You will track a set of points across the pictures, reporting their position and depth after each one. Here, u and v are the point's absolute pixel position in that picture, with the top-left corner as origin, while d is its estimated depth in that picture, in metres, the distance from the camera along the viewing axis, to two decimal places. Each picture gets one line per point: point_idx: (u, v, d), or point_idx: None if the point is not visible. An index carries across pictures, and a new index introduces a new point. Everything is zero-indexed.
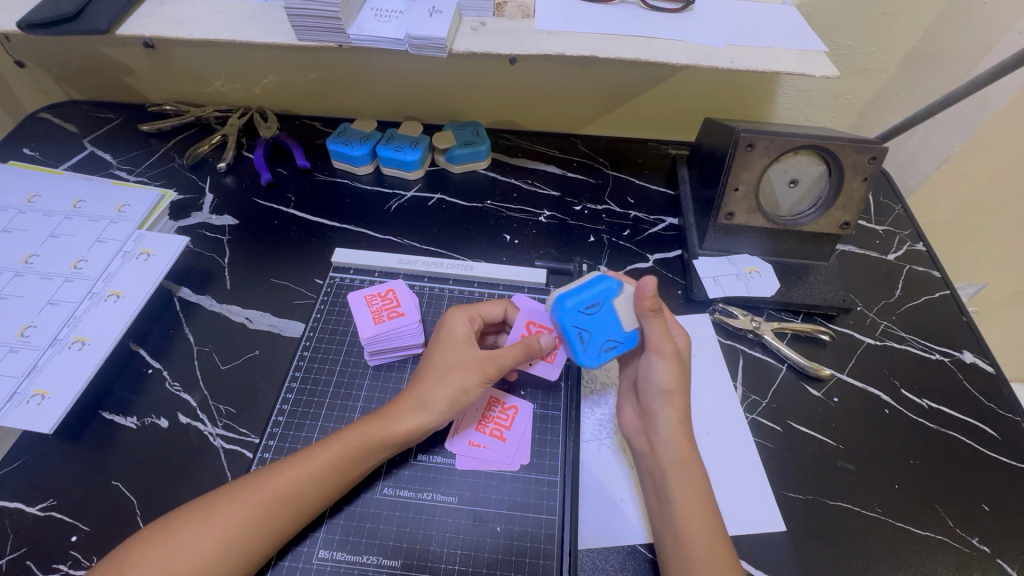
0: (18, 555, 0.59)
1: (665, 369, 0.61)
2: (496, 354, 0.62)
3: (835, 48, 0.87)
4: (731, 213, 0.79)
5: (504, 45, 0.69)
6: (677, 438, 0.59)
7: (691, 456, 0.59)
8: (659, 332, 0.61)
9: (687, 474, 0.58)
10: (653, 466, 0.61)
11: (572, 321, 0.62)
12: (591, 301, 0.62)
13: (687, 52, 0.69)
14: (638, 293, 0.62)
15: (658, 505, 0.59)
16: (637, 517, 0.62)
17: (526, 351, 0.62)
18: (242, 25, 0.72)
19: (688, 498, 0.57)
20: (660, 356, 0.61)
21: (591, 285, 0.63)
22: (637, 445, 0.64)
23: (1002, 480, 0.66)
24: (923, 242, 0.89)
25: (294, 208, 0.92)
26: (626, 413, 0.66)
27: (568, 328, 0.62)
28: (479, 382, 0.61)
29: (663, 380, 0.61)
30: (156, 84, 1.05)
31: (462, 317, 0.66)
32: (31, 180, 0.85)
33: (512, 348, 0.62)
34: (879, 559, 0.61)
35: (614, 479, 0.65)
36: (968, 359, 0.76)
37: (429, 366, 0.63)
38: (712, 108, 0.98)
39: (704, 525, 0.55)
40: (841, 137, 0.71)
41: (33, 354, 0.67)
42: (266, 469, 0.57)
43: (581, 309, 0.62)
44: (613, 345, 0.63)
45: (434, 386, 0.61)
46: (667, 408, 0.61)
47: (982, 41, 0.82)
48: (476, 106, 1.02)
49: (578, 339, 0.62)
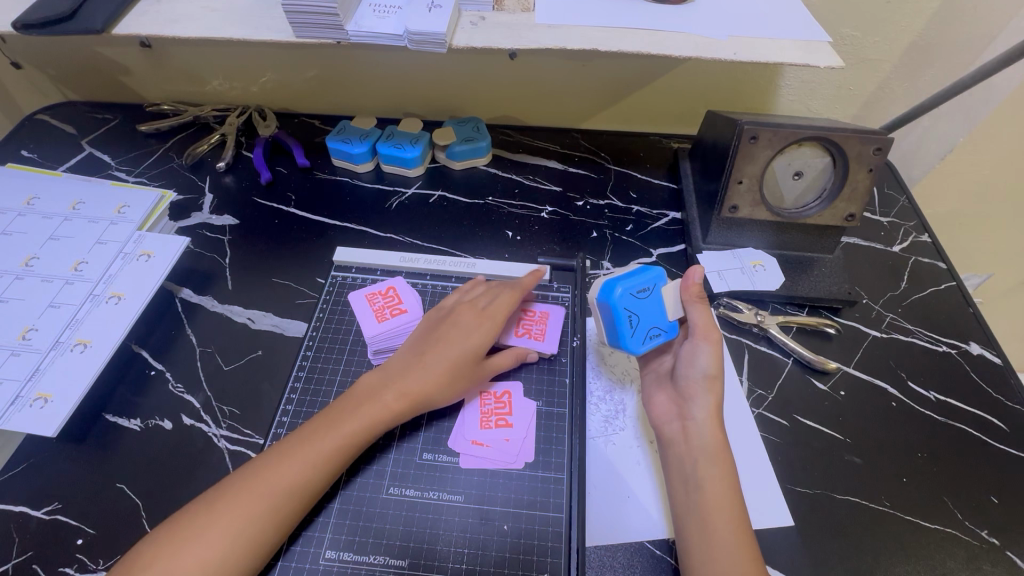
0: (24, 559, 0.59)
1: (708, 355, 0.63)
2: (494, 362, 0.67)
3: (838, 39, 0.86)
4: (734, 206, 0.78)
5: (505, 39, 0.68)
6: (712, 426, 0.60)
7: (723, 444, 0.59)
8: (704, 319, 0.65)
9: (718, 460, 0.58)
10: (683, 452, 0.60)
11: (624, 303, 0.65)
12: (642, 287, 0.66)
13: (691, 45, 0.68)
14: (686, 280, 0.66)
15: (684, 493, 0.58)
16: (650, 510, 0.62)
17: (516, 359, 0.69)
18: (238, 22, 0.71)
19: (718, 484, 0.57)
20: (706, 342, 0.64)
21: (644, 272, 0.67)
22: (667, 429, 0.63)
23: (1010, 473, 0.65)
24: (928, 234, 0.89)
25: (295, 207, 0.91)
26: (656, 399, 0.66)
27: (620, 310, 0.65)
28: (474, 376, 0.65)
29: (706, 364, 0.63)
30: (154, 84, 1.04)
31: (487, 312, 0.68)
32: (30, 182, 0.85)
33: (507, 356, 0.69)
34: (888, 553, 0.60)
35: (626, 472, 0.65)
36: (975, 350, 0.75)
37: (436, 352, 0.64)
38: (714, 101, 0.97)
39: (731, 513, 0.55)
40: (847, 129, 0.71)
41: (35, 357, 0.66)
42: (292, 450, 0.57)
43: (634, 294, 0.66)
44: (657, 333, 0.67)
45: (432, 372, 0.63)
46: (707, 395, 0.62)
47: (988, 30, 0.81)
48: (476, 101, 1.01)
49: (628, 321, 0.66)
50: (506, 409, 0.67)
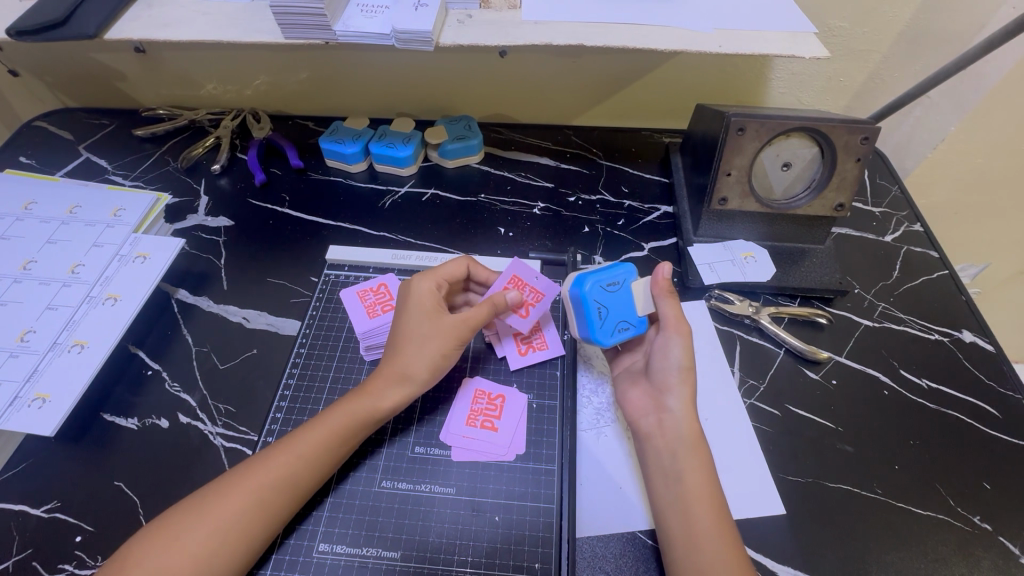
0: (24, 557, 0.59)
1: (681, 347, 0.63)
2: (469, 316, 0.65)
3: (826, 30, 0.86)
4: (724, 198, 0.79)
5: (491, 37, 0.69)
6: (689, 418, 0.61)
7: (700, 436, 0.60)
8: (674, 311, 0.64)
9: (696, 450, 0.59)
10: (661, 446, 0.60)
11: (594, 296, 0.65)
12: (612, 281, 0.66)
13: (676, 38, 0.68)
14: (656, 276, 0.66)
15: (665, 486, 0.58)
16: (637, 502, 0.62)
17: (492, 308, 0.66)
18: (229, 25, 0.72)
19: (697, 476, 0.57)
20: (677, 334, 0.64)
21: (613, 267, 0.67)
22: (643, 423, 0.63)
23: (1002, 458, 0.65)
24: (920, 223, 0.89)
25: (289, 208, 0.92)
26: (631, 395, 0.66)
27: (590, 302, 0.65)
28: (455, 345, 0.64)
29: (679, 356, 0.63)
30: (150, 89, 1.05)
31: (429, 285, 0.67)
32: (28, 187, 0.86)
33: (481, 308, 0.65)
34: (879, 541, 0.60)
35: (611, 465, 0.65)
36: (968, 338, 0.75)
37: (405, 337, 0.64)
38: (704, 94, 0.98)
39: (711, 503, 0.56)
40: (834, 119, 0.71)
41: (34, 358, 0.67)
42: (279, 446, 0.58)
43: (603, 286, 0.66)
44: (627, 326, 0.67)
45: (413, 357, 0.63)
46: (683, 387, 0.62)
47: (975, 18, 0.81)
48: (468, 100, 1.02)
49: (597, 314, 0.66)
50: (495, 412, 0.67)
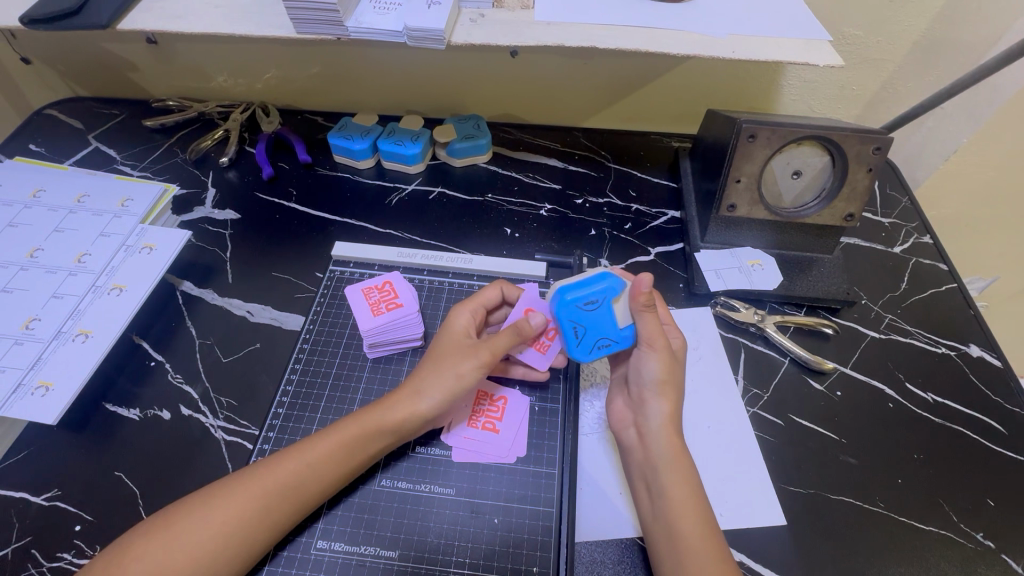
0: (24, 544, 0.60)
1: (656, 363, 0.61)
2: (492, 340, 0.62)
3: (840, 38, 0.85)
4: (733, 205, 0.78)
5: (503, 36, 0.69)
6: (666, 432, 0.59)
7: (680, 449, 0.59)
8: (652, 327, 0.61)
9: (677, 464, 0.58)
10: (642, 460, 0.60)
11: (568, 314, 0.62)
12: (591, 299, 0.62)
13: (690, 43, 0.68)
14: (635, 288, 0.61)
15: (648, 501, 0.58)
16: (626, 511, 0.62)
17: (519, 336, 0.62)
18: (241, 18, 0.72)
19: (680, 490, 0.56)
20: (652, 351, 0.61)
21: (593, 281, 0.62)
22: (625, 437, 0.63)
23: (1006, 474, 0.65)
24: (930, 235, 0.88)
25: (296, 203, 0.92)
26: (615, 406, 0.66)
27: (564, 322, 0.62)
28: (475, 368, 0.61)
29: (654, 371, 0.61)
30: (160, 80, 1.05)
31: (465, 311, 0.67)
32: (37, 175, 0.86)
33: (505, 332, 0.62)
34: (882, 554, 0.60)
35: (599, 475, 0.65)
36: (975, 353, 0.75)
37: (428, 358, 0.64)
38: (714, 100, 0.97)
39: (696, 517, 0.55)
40: (846, 128, 0.70)
41: (37, 346, 0.67)
42: (267, 459, 0.58)
43: (580, 304, 0.61)
44: (606, 343, 0.63)
45: (429, 375, 0.62)
46: (659, 401, 0.61)
47: (992, 30, 0.80)
48: (478, 99, 1.01)
49: (573, 333, 0.62)
50: (497, 413, 0.67)
